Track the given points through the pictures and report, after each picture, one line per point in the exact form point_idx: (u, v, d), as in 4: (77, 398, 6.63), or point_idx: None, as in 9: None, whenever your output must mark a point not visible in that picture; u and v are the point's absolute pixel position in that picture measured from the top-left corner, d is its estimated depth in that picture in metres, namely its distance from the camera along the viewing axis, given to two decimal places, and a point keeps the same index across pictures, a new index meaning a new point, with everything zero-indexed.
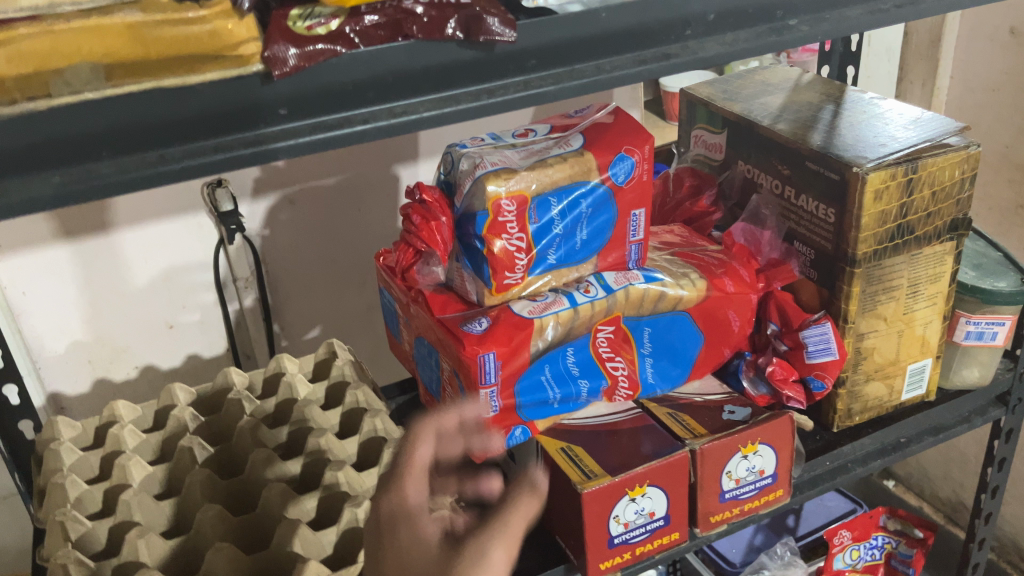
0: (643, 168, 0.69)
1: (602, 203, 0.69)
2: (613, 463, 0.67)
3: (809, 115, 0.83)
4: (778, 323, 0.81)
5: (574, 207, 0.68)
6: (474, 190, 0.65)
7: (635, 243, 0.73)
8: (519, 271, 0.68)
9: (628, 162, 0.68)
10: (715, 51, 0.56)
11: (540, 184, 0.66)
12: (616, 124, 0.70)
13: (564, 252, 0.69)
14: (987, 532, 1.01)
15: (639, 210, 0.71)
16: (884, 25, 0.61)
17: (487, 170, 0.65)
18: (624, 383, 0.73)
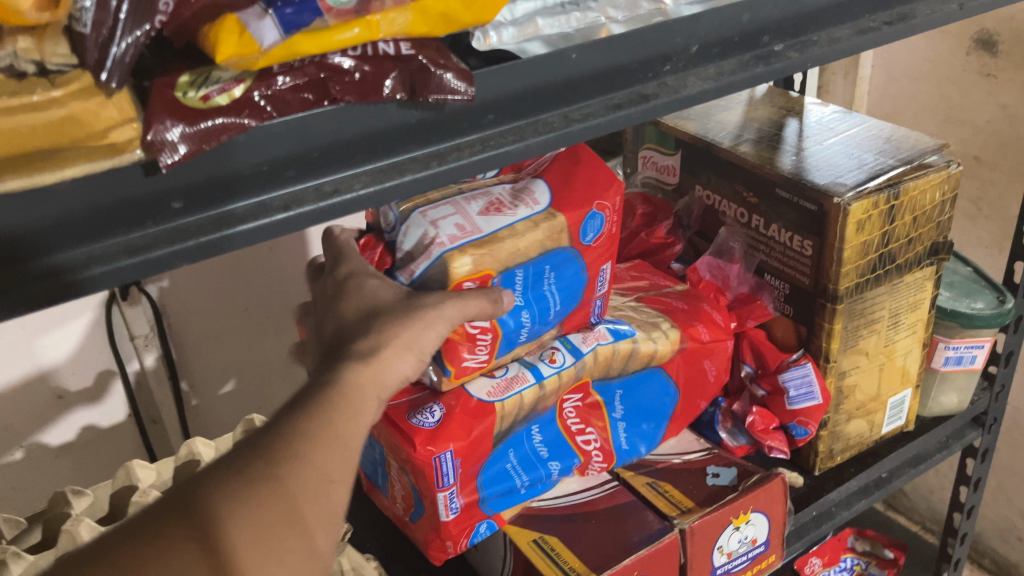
0: (613, 222, 0.60)
1: (571, 269, 0.59)
2: (595, 557, 0.58)
3: (771, 134, 0.75)
4: (753, 365, 0.75)
5: (541, 275, 0.58)
6: (432, 269, 0.54)
7: (600, 297, 0.63)
8: (481, 354, 0.57)
9: (599, 219, 0.59)
10: (699, 88, 0.47)
11: (507, 257, 0.56)
12: (578, 168, 0.60)
13: (531, 327, 0.60)
14: (962, 551, 0.97)
15: (606, 265, 0.62)
16: (875, 45, 0.54)
17: (449, 246, 0.54)
18: (598, 457, 0.63)
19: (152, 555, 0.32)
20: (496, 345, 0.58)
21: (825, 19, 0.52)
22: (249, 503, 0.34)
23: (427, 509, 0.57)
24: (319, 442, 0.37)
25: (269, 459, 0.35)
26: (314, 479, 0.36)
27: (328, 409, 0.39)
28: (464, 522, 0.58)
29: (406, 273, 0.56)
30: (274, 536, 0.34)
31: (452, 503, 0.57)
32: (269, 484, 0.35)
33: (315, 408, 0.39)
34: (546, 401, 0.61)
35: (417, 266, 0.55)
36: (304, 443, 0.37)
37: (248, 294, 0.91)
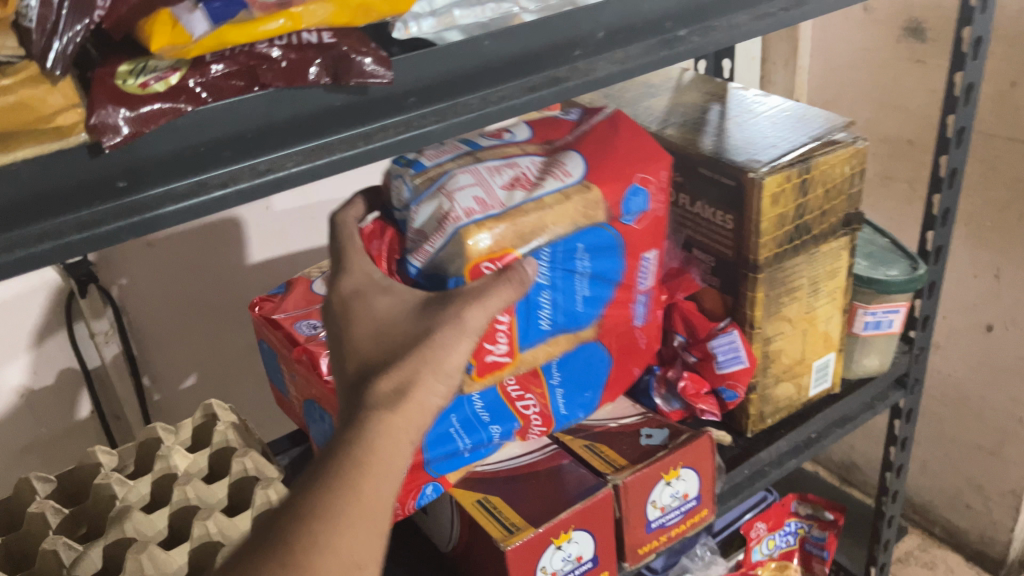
0: (659, 203, 0.67)
1: (609, 248, 0.65)
2: (535, 512, 0.63)
3: (695, 117, 0.80)
4: (684, 334, 0.79)
5: (570, 258, 0.63)
6: (449, 248, 0.57)
7: (644, 290, 0.71)
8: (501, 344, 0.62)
9: (641, 196, 0.65)
10: (608, 71, 0.52)
11: (530, 232, 0.60)
12: (621, 147, 0.66)
13: (562, 315, 0.65)
14: (894, 508, 1.03)
15: (650, 253, 0.69)
16: (772, 29, 0.59)
17: (466, 220, 0.58)
18: (537, 421, 0.68)
19: None
20: (513, 330, 0.63)
21: (725, 6, 0.57)
22: None
23: None
24: (333, 522, 0.38)
25: (280, 549, 0.36)
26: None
27: (354, 478, 0.39)
28: (410, 484, 0.62)
29: (421, 256, 0.59)
30: None
31: None
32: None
33: (333, 477, 0.39)
34: None
35: (432, 245, 0.58)
36: (320, 526, 0.37)
37: (206, 289, 0.94)
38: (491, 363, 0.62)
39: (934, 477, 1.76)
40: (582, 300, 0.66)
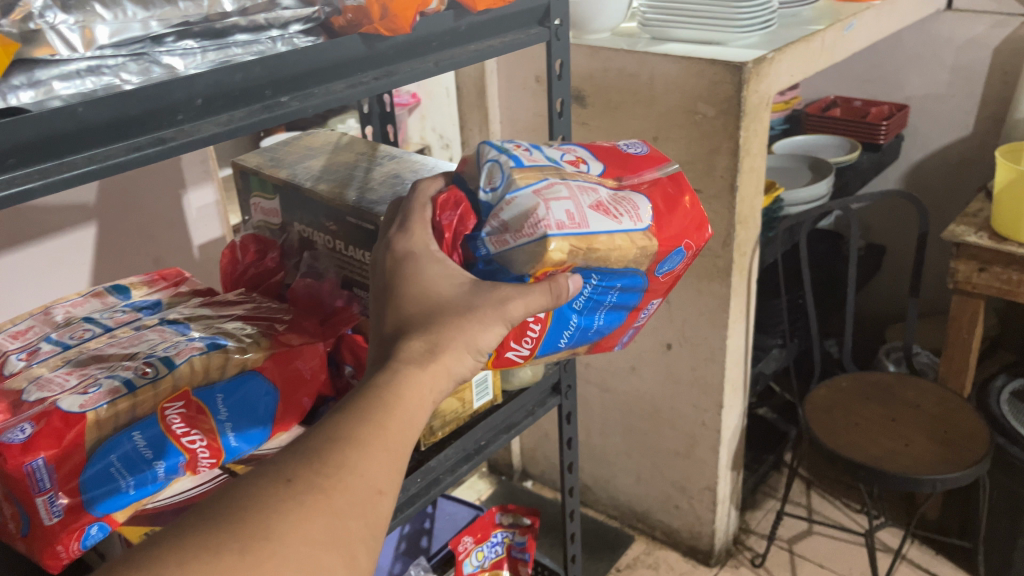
0: (686, 267, 0.80)
1: (635, 292, 0.79)
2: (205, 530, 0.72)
3: (345, 174, 0.92)
4: (353, 365, 0.87)
5: (601, 295, 0.77)
6: (534, 251, 0.69)
7: (634, 328, 0.85)
8: (525, 342, 0.77)
9: (680, 256, 0.78)
10: (210, 132, 0.61)
11: (592, 261, 0.72)
12: (686, 210, 0.79)
13: (579, 334, 0.79)
14: (574, 503, 1.20)
15: (656, 299, 0.82)
16: (363, 95, 0.71)
17: (557, 230, 0.68)
18: (206, 454, 0.73)
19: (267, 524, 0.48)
20: (540, 334, 0.77)
21: (322, 77, 0.69)
22: (308, 505, 0.49)
23: (31, 518, 0.65)
24: (364, 447, 0.53)
25: (321, 474, 0.51)
26: (366, 489, 0.52)
27: (380, 421, 0.55)
28: (71, 523, 0.66)
29: (496, 242, 0.72)
30: (327, 547, 0.49)
31: (52, 507, 0.65)
32: (322, 493, 0.50)
33: (362, 416, 0.55)
34: (142, 409, 0.72)
35: (516, 239, 0.70)
36: (352, 450, 0.53)
37: None
38: (505, 358, 0.78)
39: (647, 485, 1.97)
40: (601, 327, 0.80)
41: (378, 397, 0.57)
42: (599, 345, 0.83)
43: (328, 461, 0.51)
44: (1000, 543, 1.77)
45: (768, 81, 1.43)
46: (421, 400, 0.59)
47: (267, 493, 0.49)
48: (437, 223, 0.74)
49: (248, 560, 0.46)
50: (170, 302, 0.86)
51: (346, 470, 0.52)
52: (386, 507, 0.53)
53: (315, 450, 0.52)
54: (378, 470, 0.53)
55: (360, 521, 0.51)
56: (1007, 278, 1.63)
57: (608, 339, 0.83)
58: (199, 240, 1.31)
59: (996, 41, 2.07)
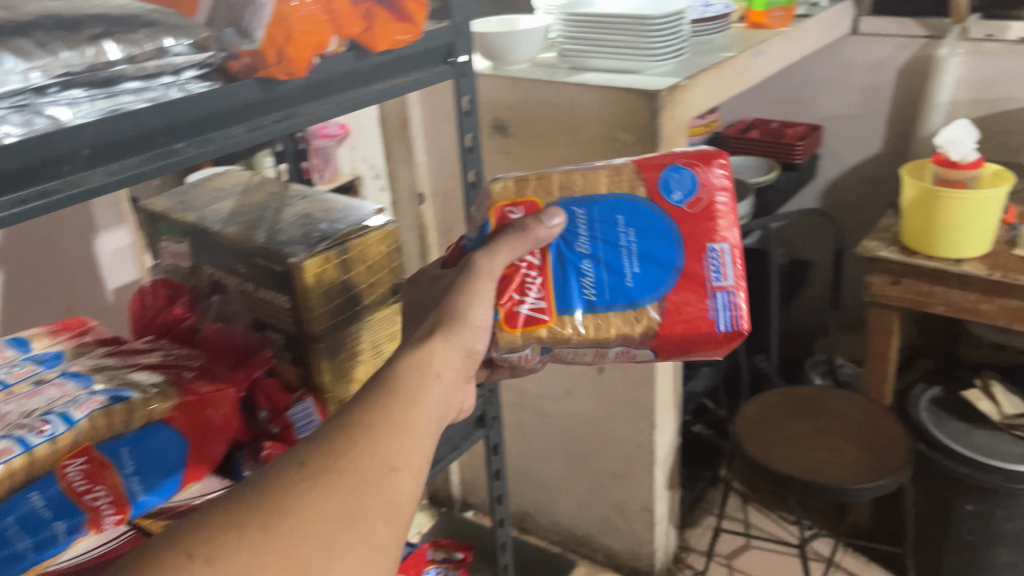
0: (708, 191, 0.77)
1: (657, 226, 0.76)
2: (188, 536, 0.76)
3: (255, 216, 0.91)
4: (268, 409, 0.86)
5: (611, 229, 0.77)
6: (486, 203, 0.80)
7: (720, 289, 0.76)
8: (532, 293, 0.77)
9: (685, 176, 0.77)
10: (99, 182, 0.60)
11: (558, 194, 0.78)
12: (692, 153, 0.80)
13: (612, 283, 0.76)
14: (506, 535, 1.20)
15: (717, 245, 0.76)
16: (264, 138, 0.71)
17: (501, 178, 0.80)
18: (109, 508, 0.71)
19: (289, 503, 0.53)
20: (549, 283, 0.77)
21: (220, 121, 0.68)
22: (322, 485, 0.55)
23: None
24: (373, 432, 0.60)
25: (329, 461, 0.57)
26: (376, 466, 0.58)
27: (387, 407, 0.63)
28: None
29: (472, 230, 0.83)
30: (344, 523, 0.54)
31: None
32: (331, 475, 0.56)
33: (369, 407, 0.62)
34: (40, 469, 0.69)
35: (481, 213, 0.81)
36: (362, 436, 0.59)
37: None
38: (522, 316, 0.77)
39: (587, 508, 1.98)
40: (637, 276, 0.76)
41: (384, 392, 0.64)
42: (672, 313, 0.75)
43: (338, 447, 0.58)
44: (928, 546, 1.82)
45: (683, 107, 1.46)
46: (422, 392, 0.66)
47: (285, 479, 0.55)
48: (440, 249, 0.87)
49: (271, 532, 0.52)
50: (72, 354, 0.84)
51: (357, 452, 0.58)
52: (403, 482, 0.59)
53: (328, 438, 0.59)
54: (388, 451, 0.59)
55: (375, 497, 0.57)
56: (917, 290, 1.69)
57: (677, 298, 0.75)
58: (113, 284, 1.27)
59: (900, 62, 2.17)
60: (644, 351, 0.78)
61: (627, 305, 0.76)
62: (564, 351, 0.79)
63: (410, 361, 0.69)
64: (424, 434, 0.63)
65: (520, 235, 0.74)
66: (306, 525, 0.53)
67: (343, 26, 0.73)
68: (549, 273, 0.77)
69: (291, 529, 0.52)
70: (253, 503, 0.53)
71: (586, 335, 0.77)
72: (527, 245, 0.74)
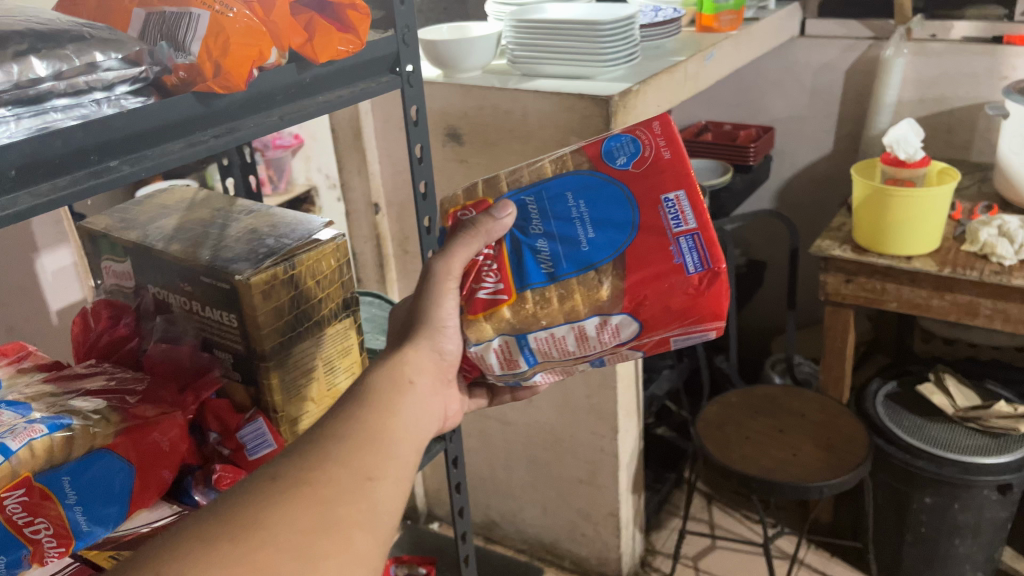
0: (652, 147, 0.73)
1: (608, 191, 0.72)
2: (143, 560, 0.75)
3: (199, 233, 0.88)
4: (218, 431, 0.83)
5: (562, 203, 0.73)
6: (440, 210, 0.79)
7: (683, 235, 0.70)
8: (493, 281, 0.73)
9: (628, 141, 0.74)
10: (28, 204, 0.57)
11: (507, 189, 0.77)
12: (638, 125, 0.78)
13: (570, 253, 0.72)
14: (468, 548, 1.18)
15: (672, 194, 0.71)
16: (206, 154, 0.68)
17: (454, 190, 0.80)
18: (53, 542, 0.69)
19: (258, 514, 0.52)
20: (506, 265, 0.73)
21: (156, 137, 0.65)
22: (293, 495, 0.53)
23: None
24: (347, 443, 0.59)
25: (300, 472, 0.55)
26: (351, 476, 0.57)
27: (362, 418, 0.62)
28: None
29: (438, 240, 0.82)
30: (315, 533, 0.53)
31: None
32: (303, 485, 0.54)
33: (344, 419, 0.61)
34: None
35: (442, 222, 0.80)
36: (335, 446, 0.58)
37: None
38: (481, 302, 0.73)
39: (553, 516, 1.97)
40: (596, 243, 0.71)
41: (356, 404, 0.63)
42: (639, 270, 0.70)
43: (310, 459, 0.57)
44: (888, 540, 1.84)
45: (636, 112, 1.47)
46: (396, 401, 0.65)
47: (254, 491, 0.53)
48: None
49: (241, 547, 0.49)
50: (9, 380, 0.81)
51: (330, 463, 0.57)
52: (381, 491, 0.58)
53: (301, 451, 0.57)
54: (363, 460, 0.58)
55: (349, 507, 0.55)
56: (870, 288, 1.72)
57: (638, 254, 0.70)
58: (57, 305, 1.24)
59: (847, 63, 2.20)
60: (623, 318, 0.71)
61: (588, 272, 0.71)
62: (540, 339, 0.73)
63: (384, 372, 0.68)
64: (399, 444, 0.62)
65: (469, 233, 0.72)
66: (275, 535, 0.51)
67: (283, 38, 0.72)
68: (504, 255, 0.73)
69: (260, 540, 0.50)
70: (222, 515, 0.51)
71: (552, 309, 0.72)
72: (480, 240, 0.72)
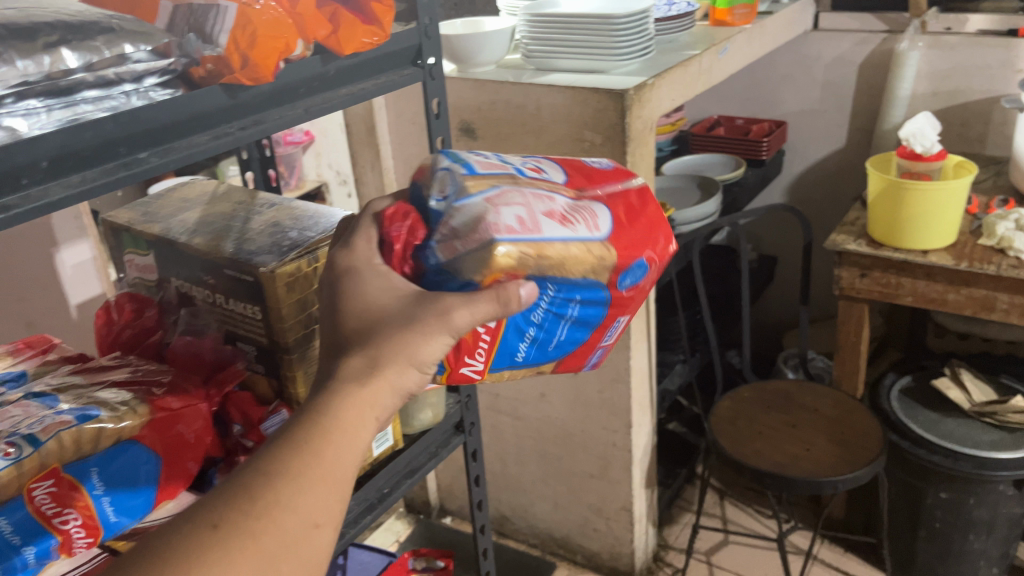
0: (649, 278, 0.78)
1: (599, 305, 0.75)
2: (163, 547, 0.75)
3: (221, 226, 0.88)
4: (241, 423, 0.83)
5: (565, 305, 0.73)
6: (479, 256, 0.66)
7: (602, 348, 0.82)
8: (478, 359, 0.73)
9: (642, 269, 0.75)
10: (60, 195, 0.58)
11: (546, 267, 0.69)
12: (642, 222, 0.76)
13: (541, 347, 0.76)
14: (486, 541, 1.19)
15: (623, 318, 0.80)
16: (230, 146, 0.69)
17: (507, 235, 0.66)
18: (81, 533, 0.68)
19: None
20: (494, 347, 0.73)
21: (183, 130, 0.66)
22: (235, 555, 0.50)
23: None
24: (300, 484, 0.53)
25: (245, 523, 0.51)
26: (296, 530, 0.52)
27: (322, 447, 0.55)
28: None
29: (446, 250, 0.69)
30: None
31: None
32: (247, 541, 0.50)
33: (300, 444, 0.54)
34: (9, 491, 0.67)
35: (465, 245, 0.67)
36: (287, 487, 0.53)
37: None
38: (460, 374, 0.74)
39: (564, 510, 1.97)
40: (561, 342, 0.77)
41: (315, 425, 0.55)
42: (564, 364, 0.81)
43: (255, 503, 0.52)
44: (901, 536, 1.84)
45: (650, 106, 1.46)
46: (359, 420, 0.57)
47: (192, 547, 0.49)
48: (386, 235, 0.70)
49: None
50: (36, 373, 0.81)
51: (278, 509, 0.52)
52: (325, 539, 0.54)
53: (248, 491, 0.52)
54: (313, 504, 0.53)
55: (293, 562, 0.52)
56: (885, 282, 1.71)
57: (573, 354, 0.80)
58: (76, 299, 1.24)
59: (861, 57, 2.19)
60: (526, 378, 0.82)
61: (539, 362, 0.78)
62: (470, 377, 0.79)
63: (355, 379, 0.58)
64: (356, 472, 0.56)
65: (493, 311, 0.63)
66: None
67: (308, 29, 0.71)
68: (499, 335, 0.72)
69: None
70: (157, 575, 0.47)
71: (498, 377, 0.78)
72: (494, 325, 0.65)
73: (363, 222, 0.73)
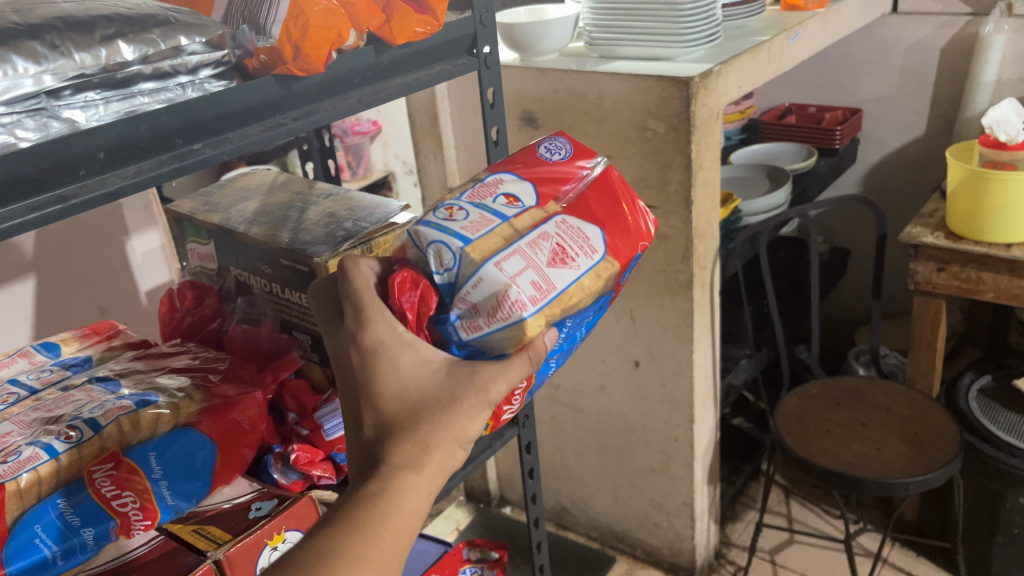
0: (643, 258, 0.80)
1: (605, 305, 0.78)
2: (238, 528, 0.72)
3: (279, 216, 0.89)
4: (296, 411, 0.84)
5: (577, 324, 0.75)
6: (505, 332, 0.66)
7: None
8: (515, 404, 0.77)
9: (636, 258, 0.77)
10: (116, 185, 0.59)
11: (563, 311, 0.69)
12: (631, 217, 0.76)
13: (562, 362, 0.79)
14: (540, 534, 1.19)
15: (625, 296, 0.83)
16: (284, 136, 0.70)
17: (532, 309, 0.65)
18: (138, 516, 0.70)
19: None
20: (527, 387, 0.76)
21: (237, 120, 0.67)
22: None
23: None
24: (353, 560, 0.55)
25: None
26: None
27: (377, 527, 0.57)
28: None
29: (472, 326, 0.67)
30: None
31: None
32: None
33: (356, 522, 0.56)
34: (70, 475, 0.69)
35: (490, 324, 0.66)
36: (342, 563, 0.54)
37: None
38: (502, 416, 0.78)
39: (625, 504, 1.95)
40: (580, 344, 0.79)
41: (373, 506, 0.57)
42: None
43: None
44: (979, 542, 1.76)
45: (717, 93, 1.42)
46: (419, 503, 0.59)
47: None
48: (398, 307, 0.67)
49: None
50: (101, 358, 0.84)
51: None
52: None
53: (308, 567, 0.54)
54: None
55: None
56: (965, 276, 1.63)
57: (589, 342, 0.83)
58: (146, 286, 1.28)
59: (943, 41, 2.09)
60: None
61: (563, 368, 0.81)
62: None
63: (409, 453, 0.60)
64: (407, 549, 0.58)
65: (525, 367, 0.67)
66: None
67: (361, 20, 0.71)
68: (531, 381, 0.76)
69: None
70: None
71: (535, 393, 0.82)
72: (529, 365, 0.67)
73: (362, 268, 0.69)
